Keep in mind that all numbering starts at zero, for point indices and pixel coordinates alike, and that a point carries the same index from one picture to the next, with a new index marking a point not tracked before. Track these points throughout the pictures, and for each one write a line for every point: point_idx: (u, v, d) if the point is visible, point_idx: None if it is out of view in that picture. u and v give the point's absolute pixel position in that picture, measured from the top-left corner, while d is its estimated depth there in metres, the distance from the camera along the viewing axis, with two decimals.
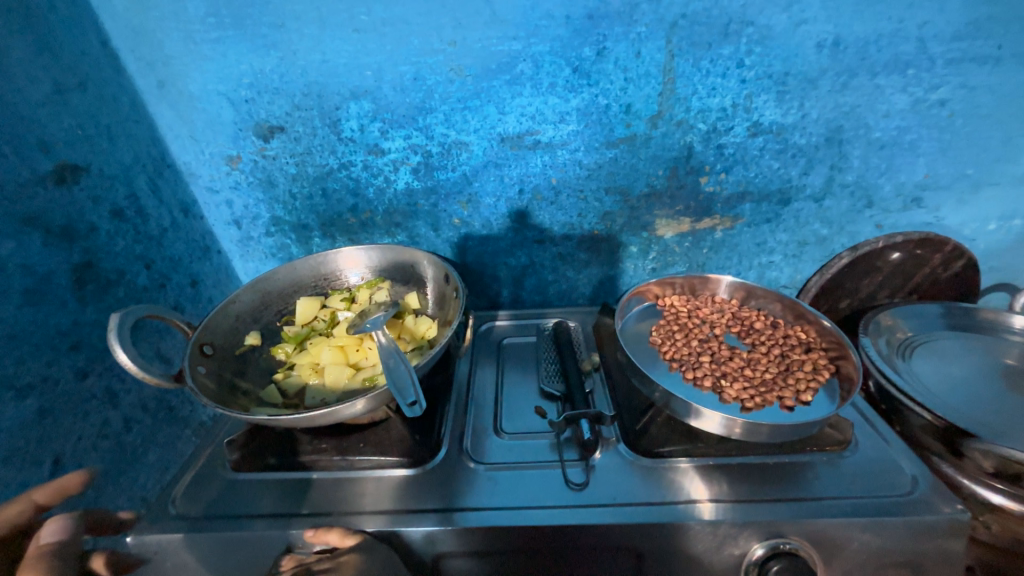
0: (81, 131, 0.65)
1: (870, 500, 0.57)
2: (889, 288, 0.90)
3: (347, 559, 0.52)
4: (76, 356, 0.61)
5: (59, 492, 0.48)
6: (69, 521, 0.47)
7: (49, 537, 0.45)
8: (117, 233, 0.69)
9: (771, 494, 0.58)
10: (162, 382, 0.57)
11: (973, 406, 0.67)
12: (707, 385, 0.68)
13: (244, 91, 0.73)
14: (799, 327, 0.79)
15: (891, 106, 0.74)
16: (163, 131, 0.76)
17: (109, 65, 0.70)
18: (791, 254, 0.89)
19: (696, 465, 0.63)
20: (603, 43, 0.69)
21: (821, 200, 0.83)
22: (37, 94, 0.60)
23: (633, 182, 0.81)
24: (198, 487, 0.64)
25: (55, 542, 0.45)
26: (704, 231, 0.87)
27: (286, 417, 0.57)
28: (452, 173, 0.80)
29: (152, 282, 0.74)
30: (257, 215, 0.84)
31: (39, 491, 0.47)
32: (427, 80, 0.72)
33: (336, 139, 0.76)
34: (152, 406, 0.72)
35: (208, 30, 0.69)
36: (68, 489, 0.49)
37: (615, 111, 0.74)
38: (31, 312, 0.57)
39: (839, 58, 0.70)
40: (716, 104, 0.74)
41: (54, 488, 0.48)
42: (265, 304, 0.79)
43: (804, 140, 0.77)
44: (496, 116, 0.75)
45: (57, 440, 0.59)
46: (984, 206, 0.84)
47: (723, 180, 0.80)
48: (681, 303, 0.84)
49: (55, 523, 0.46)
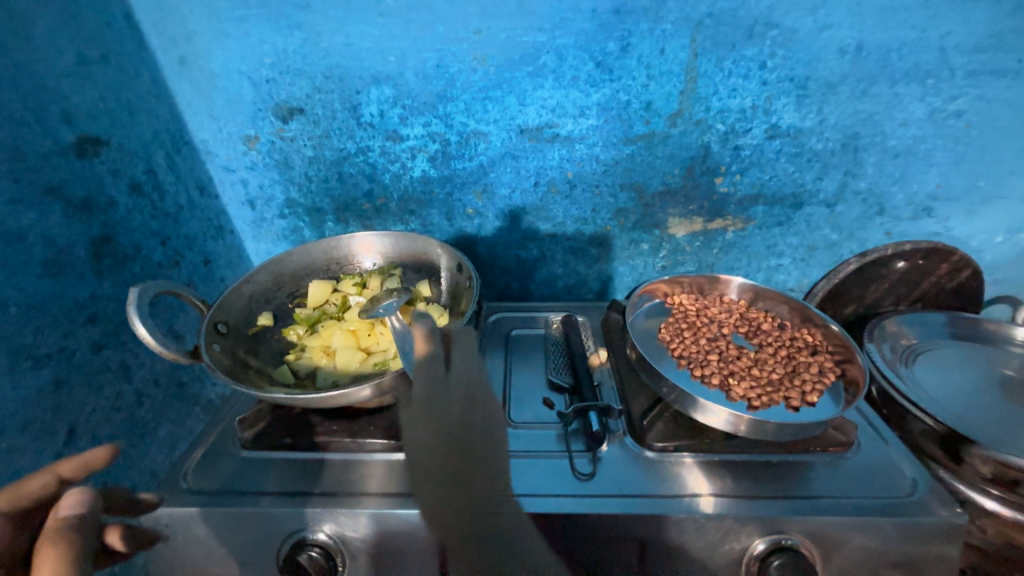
0: (103, 104, 0.65)
1: (869, 500, 0.59)
2: (894, 295, 0.91)
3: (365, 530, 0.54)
4: (92, 328, 0.62)
5: (80, 465, 0.49)
6: (82, 496, 0.46)
7: (68, 510, 0.44)
8: (135, 208, 0.69)
9: (773, 492, 0.60)
10: (178, 357, 0.58)
11: (973, 414, 0.69)
12: (714, 383, 0.69)
13: (265, 71, 0.73)
14: (805, 329, 0.80)
15: (908, 115, 0.75)
16: (182, 108, 0.76)
17: (131, 39, 0.69)
18: (800, 257, 0.90)
19: (700, 460, 0.64)
20: (628, 39, 0.69)
21: (833, 206, 0.83)
22: (62, 65, 0.60)
23: (648, 180, 0.81)
24: (209, 463, 0.64)
25: (74, 516, 0.44)
26: (716, 231, 0.87)
27: (302, 396, 0.59)
28: (468, 163, 0.80)
29: (166, 259, 0.74)
30: (272, 197, 0.84)
31: (64, 465, 0.48)
32: (449, 69, 0.72)
33: (355, 123, 0.76)
34: (164, 381, 0.73)
35: (233, 8, 0.69)
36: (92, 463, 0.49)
37: (635, 107, 0.74)
38: (50, 282, 0.57)
39: (860, 64, 0.71)
40: (735, 105, 0.74)
41: (81, 461, 0.49)
42: (278, 286, 0.79)
43: (821, 145, 0.77)
44: (516, 108, 0.75)
45: (72, 411, 0.59)
46: (993, 218, 0.85)
47: (737, 182, 0.81)
48: (690, 302, 0.85)
49: (74, 497, 0.45)
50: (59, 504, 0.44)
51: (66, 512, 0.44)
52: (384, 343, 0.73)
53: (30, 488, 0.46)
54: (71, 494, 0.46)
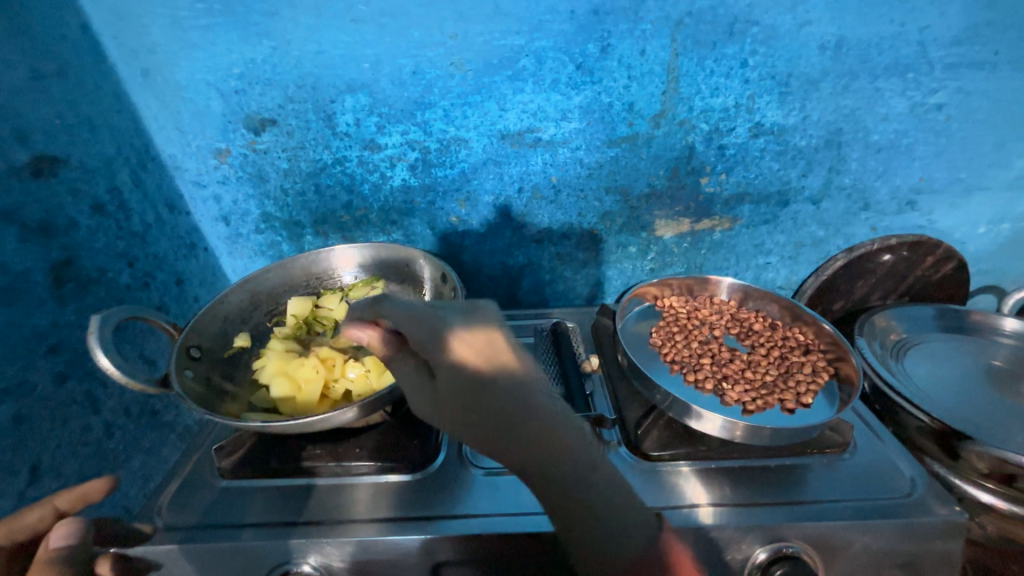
0: (61, 121, 0.62)
1: (869, 502, 0.58)
2: (882, 289, 0.91)
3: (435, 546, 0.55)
4: (54, 359, 0.58)
5: (78, 498, 0.47)
6: (76, 527, 0.46)
7: (57, 542, 0.44)
8: (99, 229, 0.65)
9: (772, 499, 0.58)
10: (146, 387, 0.55)
11: (964, 407, 0.69)
12: (708, 388, 0.68)
13: (234, 82, 0.70)
14: (796, 328, 0.79)
15: (890, 110, 0.75)
16: (147, 122, 0.73)
17: (89, 51, 0.66)
18: (787, 255, 0.89)
19: (697, 469, 0.62)
20: (608, 40, 0.68)
21: (818, 203, 0.83)
22: (12, 80, 0.56)
23: (634, 182, 0.80)
24: (185, 496, 0.61)
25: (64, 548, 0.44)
26: (703, 231, 0.86)
27: (280, 424, 0.55)
28: (450, 170, 0.78)
29: (135, 281, 0.71)
30: (246, 211, 0.81)
31: (61, 499, 0.47)
32: (426, 74, 0.70)
33: (330, 133, 0.74)
34: (135, 410, 0.69)
35: (197, 17, 0.66)
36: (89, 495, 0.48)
37: (617, 109, 0.73)
38: (5, 312, 0.53)
39: (841, 60, 0.70)
40: (718, 104, 0.73)
41: (76, 493, 0.47)
42: (254, 305, 0.76)
43: (804, 142, 0.77)
44: (496, 113, 0.73)
45: (34, 447, 0.55)
46: (975, 210, 0.85)
47: (723, 181, 0.80)
48: (680, 304, 0.84)
49: (62, 529, 0.45)
50: (50, 535, 0.45)
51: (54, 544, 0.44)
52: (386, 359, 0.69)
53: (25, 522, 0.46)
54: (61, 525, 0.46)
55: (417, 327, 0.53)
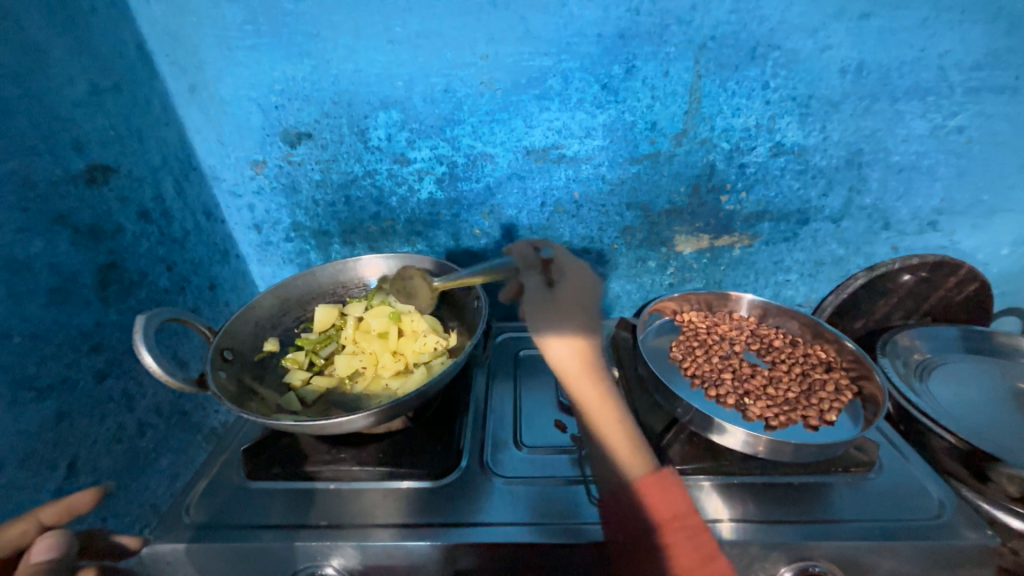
0: (113, 132, 0.65)
1: (896, 523, 0.57)
2: (904, 309, 0.91)
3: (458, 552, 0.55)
4: (96, 357, 0.60)
5: (64, 510, 0.48)
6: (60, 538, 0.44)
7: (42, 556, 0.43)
8: (143, 234, 0.68)
9: (797, 516, 0.58)
10: (183, 386, 0.57)
11: (991, 430, 0.67)
12: (730, 403, 0.68)
13: (274, 97, 0.74)
14: (818, 346, 0.79)
15: (910, 131, 0.76)
16: (190, 134, 0.77)
17: (142, 68, 0.70)
18: (807, 273, 0.90)
19: (719, 483, 0.62)
20: (633, 62, 0.71)
21: (838, 222, 0.84)
22: (73, 94, 0.60)
23: (655, 198, 0.82)
24: (213, 495, 0.62)
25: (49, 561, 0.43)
26: (723, 247, 0.87)
27: (305, 425, 0.56)
28: (475, 184, 0.80)
29: (172, 285, 0.73)
30: (278, 220, 0.84)
31: (46, 511, 0.47)
32: (457, 93, 0.73)
33: (362, 147, 0.77)
34: (166, 410, 0.71)
35: (243, 37, 0.70)
36: (75, 508, 0.49)
37: (640, 128, 0.75)
38: (55, 311, 0.56)
39: (861, 83, 0.72)
40: (740, 124, 0.75)
41: (61, 506, 0.48)
42: (284, 310, 0.78)
43: (824, 161, 0.78)
44: (523, 130, 0.76)
45: (73, 442, 0.57)
46: (998, 231, 0.85)
47: (743, 199, 0.81)
48: (699, 319, 0.84)
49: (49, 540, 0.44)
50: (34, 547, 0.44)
51: (37, 558, 0.43)
52: (407, 372, 0.72)
53: (8, 536, 0.45)
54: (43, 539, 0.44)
55: (585, 275, 0.62)
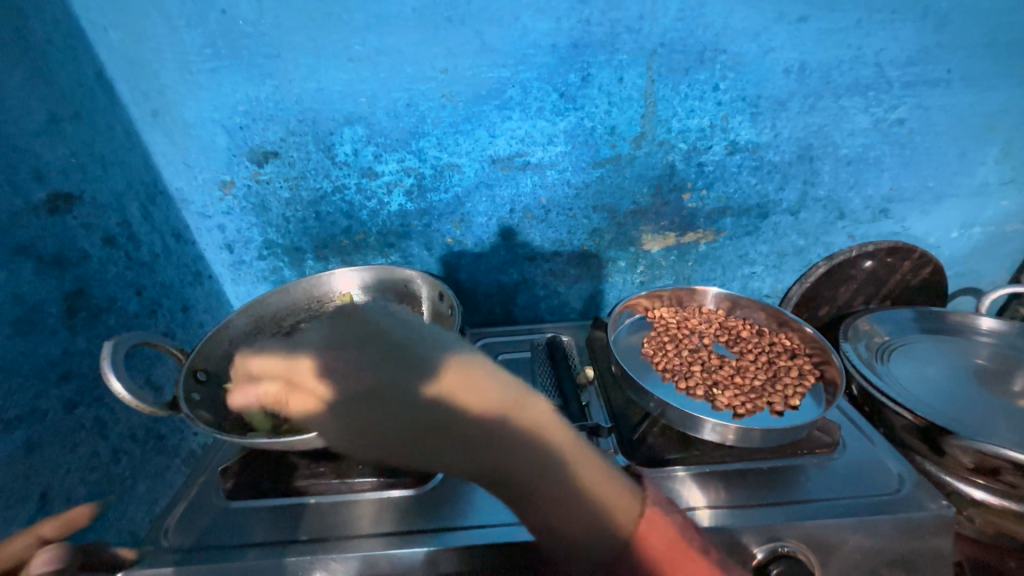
0: (76, 159, 0.65)
1: (861, 500, 0.59)
2: (865, 294, 0.94)
3: (438, 557, 0.56)
4: (65, 386, 0.60)
5: (64, 525, 0.54)
6: (59, 551, 0.51)
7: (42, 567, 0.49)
8: (110, 260, 0.68)
9: (768, 499, 0.60)
10: (155, 411, 0.57)
11: (947, 406, 0.71)
12: (700, 394, 0.70)
13: (239, 118, 0.74)
14: (783, 334, 0.82)
15: (855, 125, 0.80)
16: (156, 158, 0.77)
17: (103, 95, 0.70)
18: (771, 264, 0.93)
19: (693, 473, 0.64)
20: (588, 70, 0.73)
21: (796, 214, 0.87)
22: (32, 124, 0.60)
23: (619, 200, 0.84)
24: (192, 518, 0.62)
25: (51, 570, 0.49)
26: (689, 244, 0.90)
27: (281, 442, 0.57)
28: (444, 195, 0.82)
29: (143, 309, 0.73)
30: (250, 239, 0.84)
31: (45, 527, 0.53)
32: (419, 106, 0.75)
33: (330, 163, 0.78)
34: (141, 435, 0.70)
35: (204, 61, 0.71)
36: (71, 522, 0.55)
37: (600, 133, 0.78)
38: (20, 342, 0.56)
39: (806, 81, 0.76)
40: (694, 125, 0.78)
41: (61, 522, 0.54)
42: (257, 329, 0.77)
43: (778, 157, 0.81)
44: (486, 139, 0.78)
45: (44, 474, 0.57)
46: (946, 215, 0.89)
47: (704, 197, 0.84)
48: (670, 315, 0.87)
49: (47, 554, 0.50)
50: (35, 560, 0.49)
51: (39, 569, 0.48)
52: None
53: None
54: (44, 552, 0.50)
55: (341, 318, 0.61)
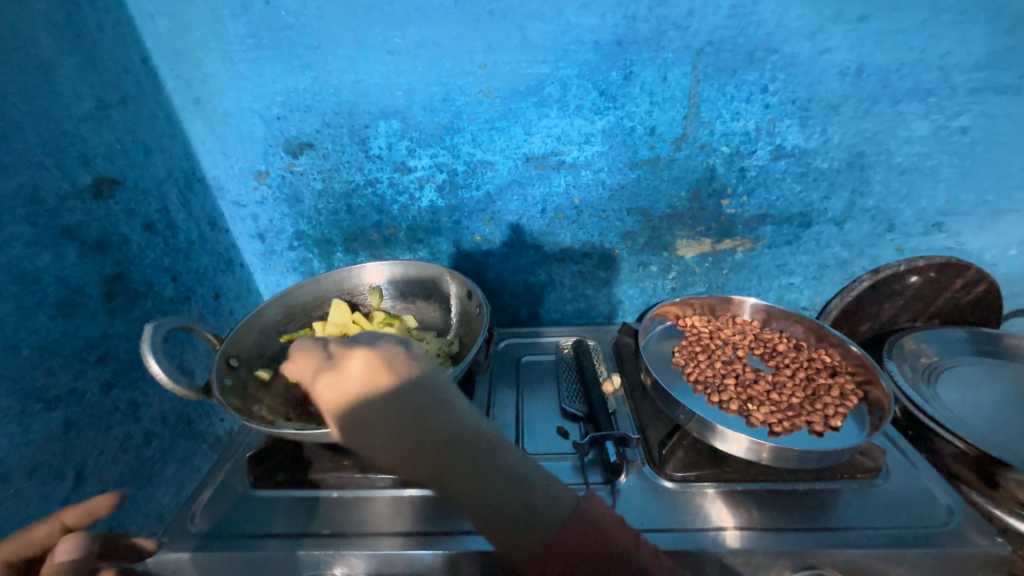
0: (120, 146, 0.67)
1: (905, 531, 0.56)
2: (911, 311, 0.89)
3: (460, 561, 0.55)
4: (102, 368, 0.61)
5: (85, 512, 0.50)
6: (81, 540, 0.48)
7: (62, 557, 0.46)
8: (148, 245, 0.70)
9: (804, 524, 0.57)
10: (188, 395, 0.58)
11: (1001, 434, 0.66)
12: (733, 409, 0.68)
13: (277, 109, 0.75)
14: (822, 349, 0.79)
15: (912, 133, 0.75)
16: (195, 146, 0.78)
17: (148, 82, 0.71)
18: (811, 276, 0.89)
19: (723, 491, 0.61)
20: (630, 68, 0.71)
21: (842, 224, 0.83)
22: (81, 110, 0.62)
23: (655, 203, 0.82)
24: (219, 503, 0.63)
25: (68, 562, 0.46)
26: (725, 251, 0.87)
27: (308, 434, 0.57)
28: (475, 192, 0.81)
29: (177, 295, 0.74)
30: (281, 229, 0.85)
31: (68, 513, 0.49)
32: (456, 101, 0.74)
33: (363, 156, 0.78)
34: (172, 419, 0.72)
35: (245, 51, 0.71)
36: (95, 510, 0.51)
37: (639, 133, 0.75)
38: (62, 323, 0.57)
39: (861, 85, 0.72)
40: (739, 128, 0.75)
41: (83, 510, 0.50)
42: (289, 318, 0.78)
43: (826, 164, 0.77)
44: (522, 137, 0.76)
45: (80, 453, 0.58)
46: (1005, 231, 0.84)
47: (745, 203, 0.81)
48: (702, 324, 0.84)
49: (69, 542, 0.47)
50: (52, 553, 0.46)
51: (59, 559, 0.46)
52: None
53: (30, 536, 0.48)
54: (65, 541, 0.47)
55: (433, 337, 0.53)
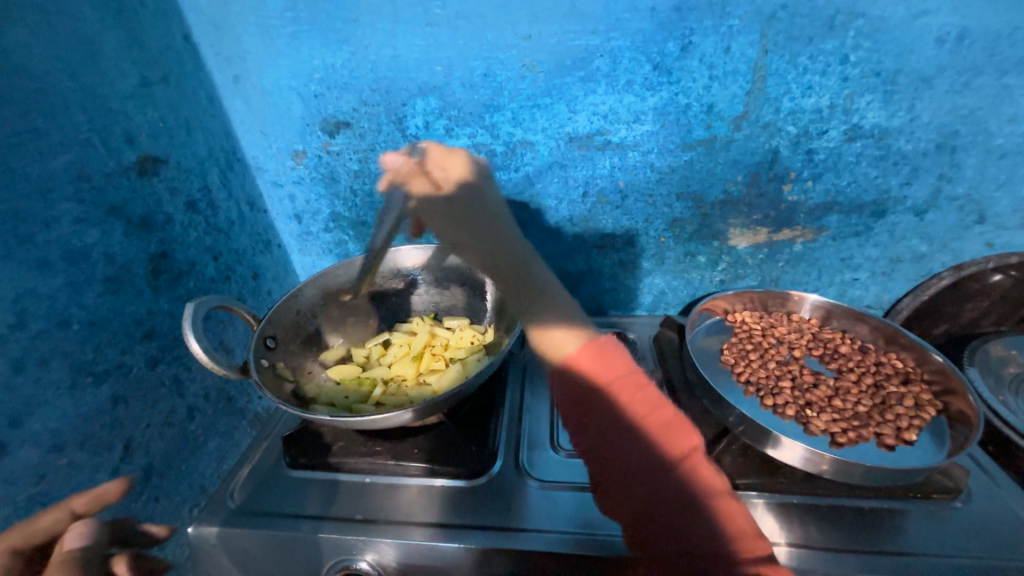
0: (163, 124, 0.67)
1: (990, 564, 0.50)
2: (996, 314, 0.80)
3: (491, 556, 0.54)
4: (148, 344, 0.63)
5: (94, 498, 0.51)
6: (90, 528, 0.47)
7: (72, 543, 0.45)
8: (191, 224, 0.70)
9: (869, 547, 0.52)
10: (228, 374, 0.58)
11: None
12: (789, 414, 0.62)
13: (314, 86, 0.73)
14: (892, 354, 0.71)
15: (1019, 110, 0.65)
16: (234, 125, 0.77)
17: (189, 59, 0.71)
18: (880, 271, 0.80)
19: (776, 503, 0.56)
20: (689, 38, 0.64)
21: (922, 214, 0.74)
22: (125, 87, 0.62)
23: (708, 188, 0.75)
24: (256, 481, 0.64)
25: (78, 548, 0.45)
26: (782, 242, 0.79)
27: (345, 420, 0.56)
28: (514, 174, 0.77)
29: (218, 274, 0.75)
30: (318, 210, 0.84)
31: (78, 500, 0.50)
32: (497, 76, 0.70)
33: (400, 136, 0.75)
34: (214, 396, 0.73)
35: (284, 25, 0.69)
36: (106, 496, 0.51)
37: (695, 111, 0.69)
38: (110, 300, 0.58)
39: (961, 54, 0.62)
40: (810, 105, 0.67)
41: (94, 495, 0.51)
42: (325, 299, 0.77)
43: (910, 146, 0.69)
44: (566, 115, 0.71)
45: (128, 425, 0.60)
46: None
47: (809, 189, 0.74)
48: (754, 320, 0.78)
49: (78, 529, 0.46)
50: (63, 538, 0.45)
51: (70, 544, 0.45)
52: (443, 368, 0.73)
53: (43, 523, 0.47)
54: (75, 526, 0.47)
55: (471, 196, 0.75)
